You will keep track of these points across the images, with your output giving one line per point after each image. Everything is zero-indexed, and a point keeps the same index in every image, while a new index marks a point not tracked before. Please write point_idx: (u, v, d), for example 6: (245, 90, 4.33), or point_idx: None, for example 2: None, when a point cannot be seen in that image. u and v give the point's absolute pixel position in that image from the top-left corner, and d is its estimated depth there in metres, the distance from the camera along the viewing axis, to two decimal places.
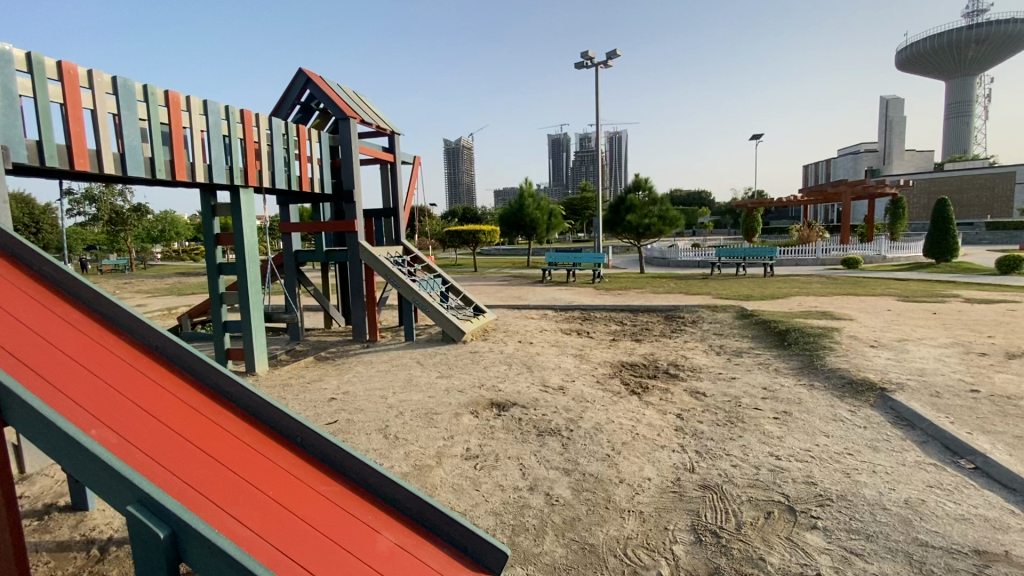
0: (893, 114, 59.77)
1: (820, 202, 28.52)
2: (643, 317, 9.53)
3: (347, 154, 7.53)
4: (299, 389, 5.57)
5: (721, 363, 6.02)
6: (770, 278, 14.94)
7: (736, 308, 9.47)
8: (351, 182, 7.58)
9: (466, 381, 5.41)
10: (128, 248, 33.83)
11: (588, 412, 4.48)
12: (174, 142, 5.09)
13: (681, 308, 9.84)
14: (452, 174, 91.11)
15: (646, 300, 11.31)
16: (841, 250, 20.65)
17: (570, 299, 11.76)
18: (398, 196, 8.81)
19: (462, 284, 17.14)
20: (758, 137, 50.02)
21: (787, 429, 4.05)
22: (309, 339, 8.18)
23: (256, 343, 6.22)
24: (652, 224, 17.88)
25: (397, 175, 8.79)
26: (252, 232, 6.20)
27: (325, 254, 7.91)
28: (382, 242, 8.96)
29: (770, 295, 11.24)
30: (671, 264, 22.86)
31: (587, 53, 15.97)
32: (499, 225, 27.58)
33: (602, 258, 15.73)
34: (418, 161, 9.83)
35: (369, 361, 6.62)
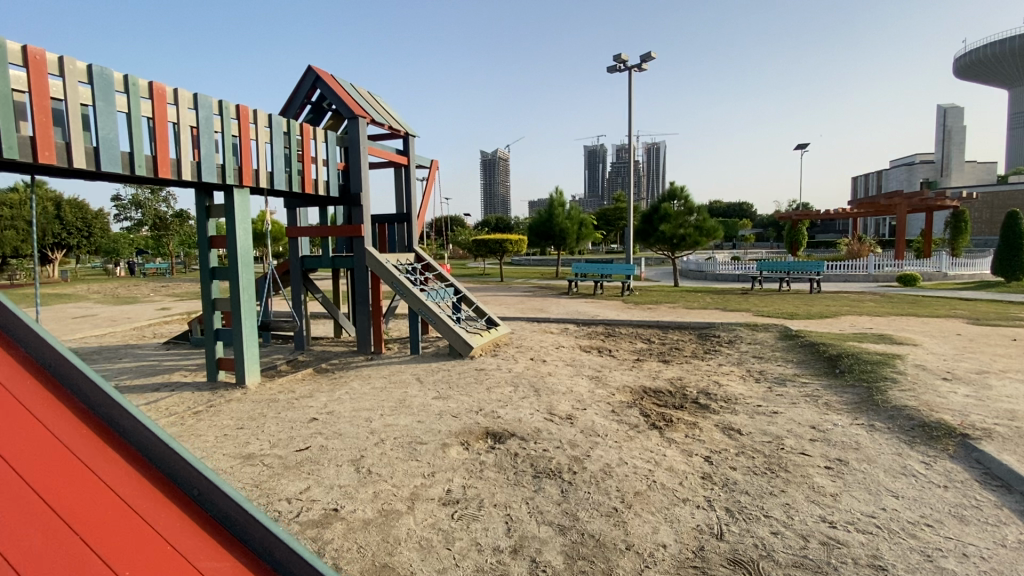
0: (952, 124, 56.29)
1: (871, 214, 26.73)
2: (673, 335, 8.72)
3: (355, 154, 7.12)
4: (285, 405, 5.10)
5: (760, 393, 5.20)
6: (816, 295, 13.78)
7: (778, 327, 8.54)
8: (359, 184, 7.13)
9: (463, 404, 4.81)
10: (172, 253, 35.21)
11: (598, 449, 3.79)
12: (157, 138, 4.82)
13: (716, 326, 8.96)
14: (487, 185, 91.75)
15: (678, 315, 10.45)
16: (896, 266, 19.08)
17: (596, 312, 11.03)
18: (411, 201, 8.35)
19: (486, 293, 16.64)
20: (803, 146, 46.74)
21: (844, 485, 3.25)
22: (313, 350, 7.76)
23: (247, 354, 5.81)
24: (687, 235, 16.94)
25: (411, 179, 8.34)
26: (246, 235, 5.82)
27: (331, 259, 7.46)
28: (394, 249, 8.51)
29: (816, 313, 10.21)
30: (708, 277, 21.70)
31: (621, 56, 15.33)
32: (528, 235, 27.02)
33: (633, 269, 14.90)
34: (435, 165, 9.39)
35: (367, 376, 6.12)
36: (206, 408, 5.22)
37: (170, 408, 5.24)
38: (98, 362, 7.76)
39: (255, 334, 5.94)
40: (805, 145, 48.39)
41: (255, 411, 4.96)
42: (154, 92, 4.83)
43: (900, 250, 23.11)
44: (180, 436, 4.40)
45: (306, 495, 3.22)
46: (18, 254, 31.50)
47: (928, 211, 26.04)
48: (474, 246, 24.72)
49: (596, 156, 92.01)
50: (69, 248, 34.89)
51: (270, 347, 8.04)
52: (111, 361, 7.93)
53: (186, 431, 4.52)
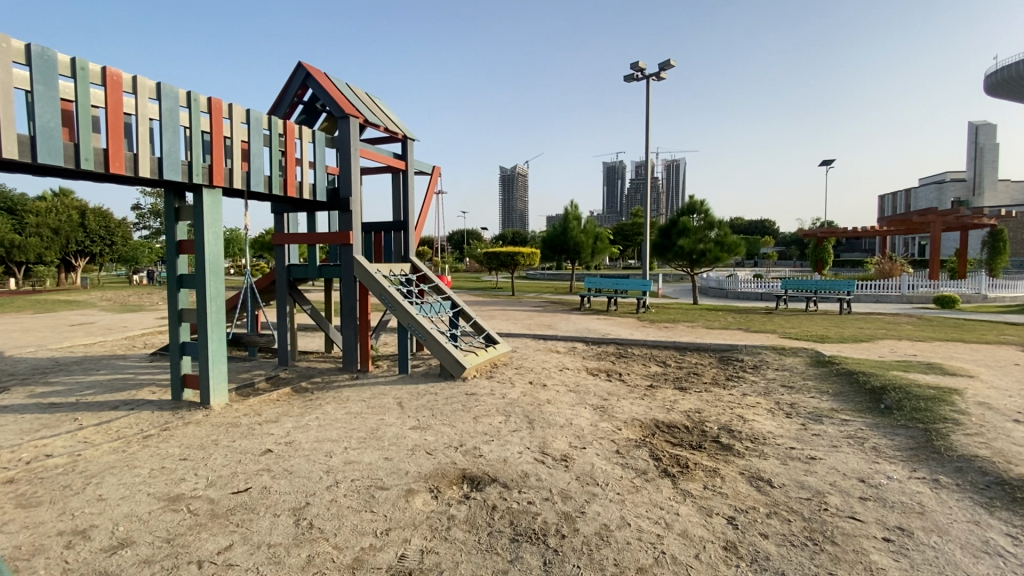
0: (985, 141, 54.38)
1: (903, 232, 25.50)
2: (690, 358, 7.95)
3: (346, 157, 6.56)
4: (245, 431, 4.50)
5: (793, 433, 4.42)
6: (847, 316, 12.82)
7: (809, 352, 7.71)
8: (349, 189, 6.56)
9: (443, 437, 4.15)
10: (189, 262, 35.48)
11: (594, 504, 3.09)
12: (110, 130, 4.36)
13: (739, 350, 8.17)
14: (505, 200, 91.70)
15: (697, 336, 9.65)
16: (932, 287, 17.93)
17: (607, 330, 10.29)
18: (408, 208, 7.77)
19: (495, 308, 16.02)
20: (827, 162, 45.34)
21: (913, 568, 2.48)
22: (297, 366, 7.19)
23: (213, 372, 5.25)
24: (707, 251, 16.11)
25: (409, 185, 7.77)
26: (216, 240, 5.29)
27: (318, 269, 6.92)
28: (390, 260, 7.93)
29: (851, 336, 9.31)
30: (729, 296, 20.74)
31: (638, 64, 14.73)
32: (542, 249, 26.40)
33: (649, 285, 14.12)
34: (437, 171, 8.82)
35: (345, 398, 5.51)
36: (159, 431, 4.65)
37: (120, 431, 4.68)
38: (71, 375, 7.29)
39: (224, 349, 5.38)
40: (831, 161, 47.10)
41: (209, 438, 4.37)
42: (108, 79, 4.34)
43: (934, 270, 21.84)
44: (114, 467, 3.83)
45: (223, 556, 2.59)
46: (42, 260, 32.03)
47: (964, 230, 24.70)
48: (486, 259, 24.18)
49: (615, 172, 91.44)
50: (91, 256, 35.44)
51: (253, 362, 7.50)
52: (85, 373, 7.46)
53: (125, 461, 3.94)
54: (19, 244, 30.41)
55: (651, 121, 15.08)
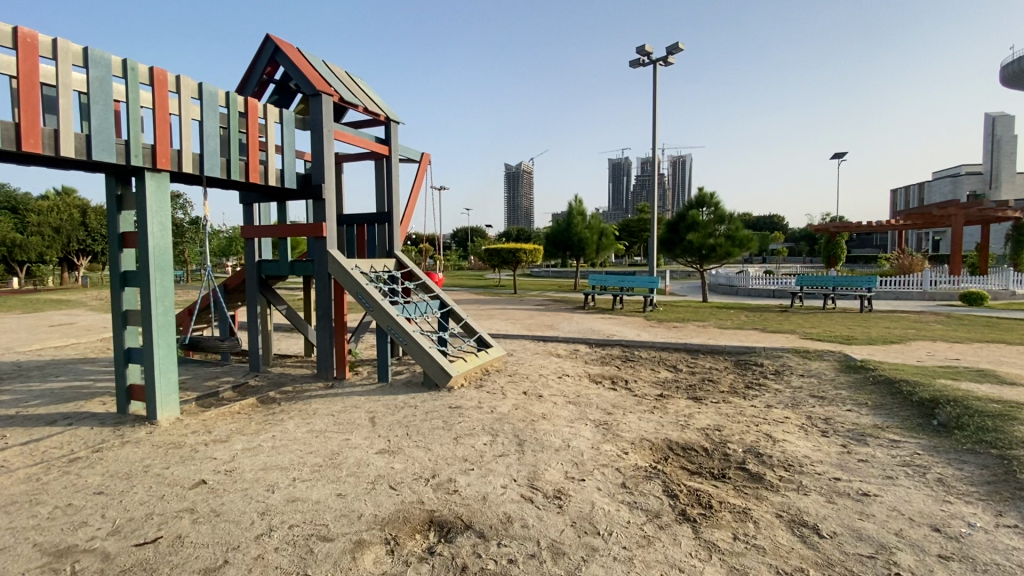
0: (1002, 133, 52.88)
1: (920, 226, 24.54)
2: (704, 362, 7.22)
3: (318, 139, 5.87)
4: (186, 454, 3.84)
5: (835, 459, 3.69)
6: (869, 315, 12.01)
7: (836, 355, 6.96)
8: (322, 175, 5.86)
9: (414, 464, 3.45)
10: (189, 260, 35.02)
11: (594, 566, 2.38)
12: (23, 101, 3.66)
13: (758, 353, 7.43)
14: (510, 198, 91.09)
15: (710, 336, 8.92)
16: (953, 283, 17.07)
17: (613, 330, 9.58)
18: (393, 198, 7.09)
19: (495, 306, 15.32)
20: (839, 156, 44.30)
21: None
22: (270, 372, 6.54)
23: (160, 383, 4.61)
24: (718, 245, 15.31)
25: (393, 173, 7.08)
26: (163, 231, 4.62)
27: (291, 264, 6.26)
28: (374, 255, 7.27)
29: (878, 337, 8.55)
30: (739, 292, 19.83)
31: (644, 49, 13.97)
32: (546, 245, 25.65)
33: (657, 282, 13.32)
34: (427, 159, 8.10)
35: (314, 412, 4.84)
36: (89, 453, 3.99)
37: (45, 453, 4.02)
38: (24, 382, 6.65)
39: (174, 356, 4.73)
40: (843, 155, 46.09)
41: (141, 463, 3.70)
42: (19, 41, 3.64)
43: (954, 265, 20.92)
44: (14, 503, 3.16)
45: None
46: (42, 259, 31.69)
47: (985, 224, 23.72)
48: (488, 256, 23.46)
49: (620, 168, 90.27)
50: (92, 254, 35.08)
51: (223, 368, 6.84)
52: (41, 379, 6.83)
53: (31, 494, 3.28)
54: (19, 243, 30.02)
55: (657, 109, 14.35)
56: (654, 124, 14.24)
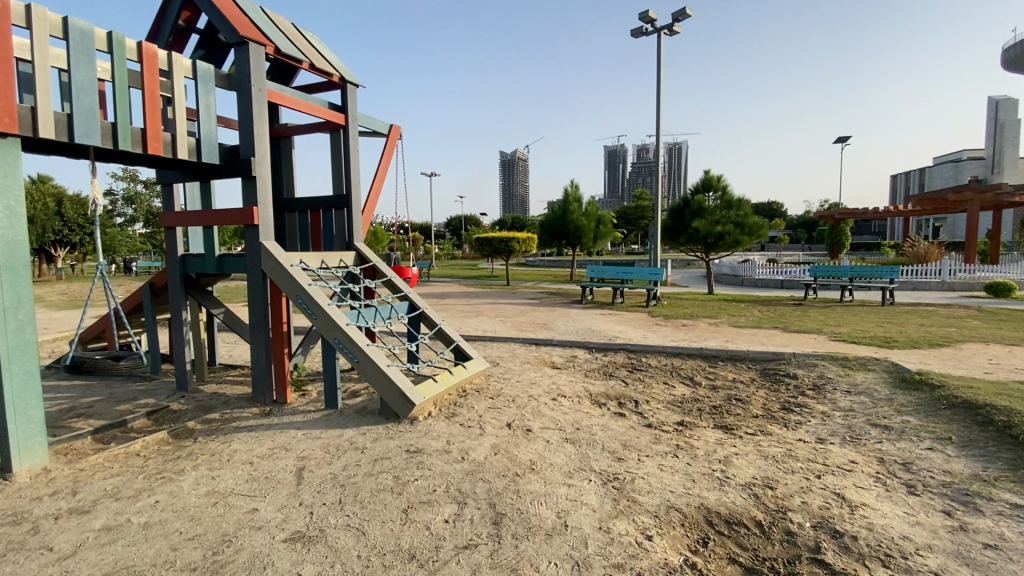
0: (1005, 117, 51.71)
1: (932, 212, 23.43)
2: (725, 373, 6.10)
3: (246, 100, 4.59)
4: (17, 541, 2.69)
5: (949, 542, 2.56)
6: (896, 310, 10.90)
7: (883, 365, 5.84)
8: (251, 147, 4.61)
9: (332, 567, 2.31)
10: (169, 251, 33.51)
11: None
12: None
13: (787, 361, 6.31)
14: (506, 186, 89.67)
15: (726, 337, 7.81)
16: (971, 272, 16.07)
17: (614, 330, 8.44)
18: (350, 179, 5.85)
19: (485, 300, 14.14)
20: (842, 140, 43.14)
21: None
22: (199, 391, 5.35)
23: (14, 423, 3.43)
24: (725, 233, 14.13)
25: (351, 146, 5.83)
26: (9, 218, 3.39)
27: (218, 259, 5.02)
28: (331, 248, 6.03)
29: (919, 339, 7.44)
30: (745, 284, 18.92)
31: (648, 16, 12.67)
32: (540, 234, 24.37)
33: (661, 274, 12.22)
34: (397, 131, 6.81)
35: (230, 456, 3.68)
36: None
37: None
38: None
39: (37, 387, 3.53)
40: (845, 140, 44.86)
41: None
42: None
43: (970, 253, 19.85)
44: None
45: None
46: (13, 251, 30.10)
47: (999, 210, 22.66)
48: (479, 246, 22.15)
49: (616, 155, 88.45)
50: (71, 245, 33.52)
51: (146, 386, 5.65)
52: None
53: None
54: None
55: (661, 83, 13.08)
56: (657, 100, 12.97)
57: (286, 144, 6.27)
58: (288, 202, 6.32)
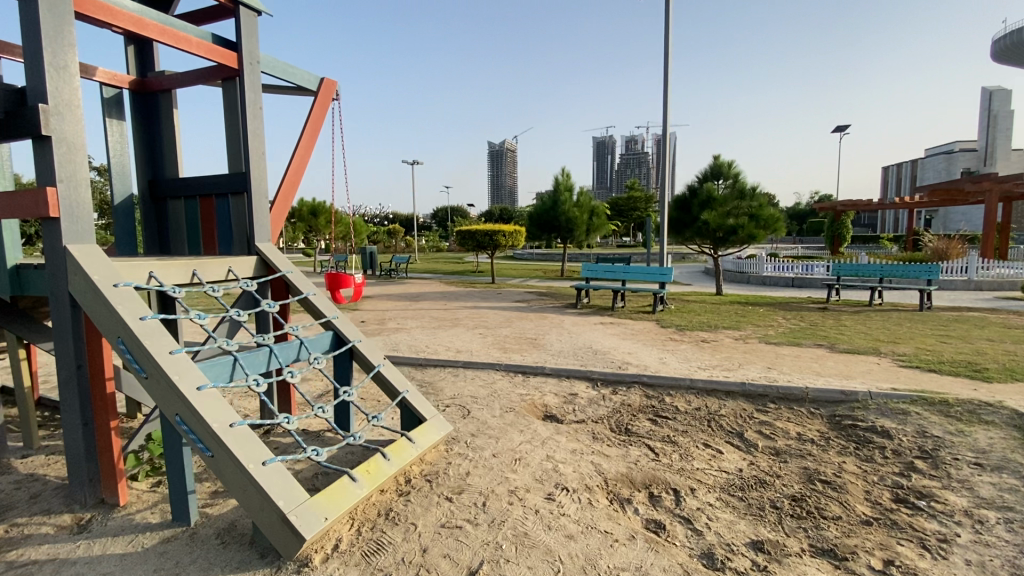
0: (998, 108, 50.97)
1: (943, 204, 22.15)
2: (785, 428, 4.41)
3: (28, 6, 2.69)
4: None
5: None
6: (943, 318, 9.36)
7: (1004, 415, 4.22)
8: (40, 88, 2.73)
9: None
10: None
11: None
12: None
13: (864, 407, 4.65)
14: (494, 177, 87.68)
15: (765, 362, 6.11)
16: (1006, 267, 14.52)
17: (623, 349, 6.70)
18: (250, 150, 3.98)
19: (466, 301, 12.36)
20: (840, 129, 41.96)
21: None
22: (9, 472, 3.51)
23: None
24: (739, 227, 12.49)
25: (250, 102, 3.96)
26: None
27: (14, 274, 3.14)
28: (229, 253, 4.20)
29: (1012, 364, 5.84)
30: (752, 282, 17.37)
31: None
32: (528, 226, 22.63)
33: (669, 275, 10.49)
34: (332, 85, 4.94)
35: None
36: None
37: None
38: None
39: None
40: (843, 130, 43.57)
41: None
42: None
43: (988, 248, 18.58)
44: None
45: None
46: None
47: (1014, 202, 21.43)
48: (463, 239, 20.23)
49: (606, 144, 86.47)
50: None
51: None
52: None
53: None
54: None
55: (667, 52, 11.25)
56: (663, 69, 11.09)
57: (167, 100, 4.43)
58: (171, 185, 4.44)
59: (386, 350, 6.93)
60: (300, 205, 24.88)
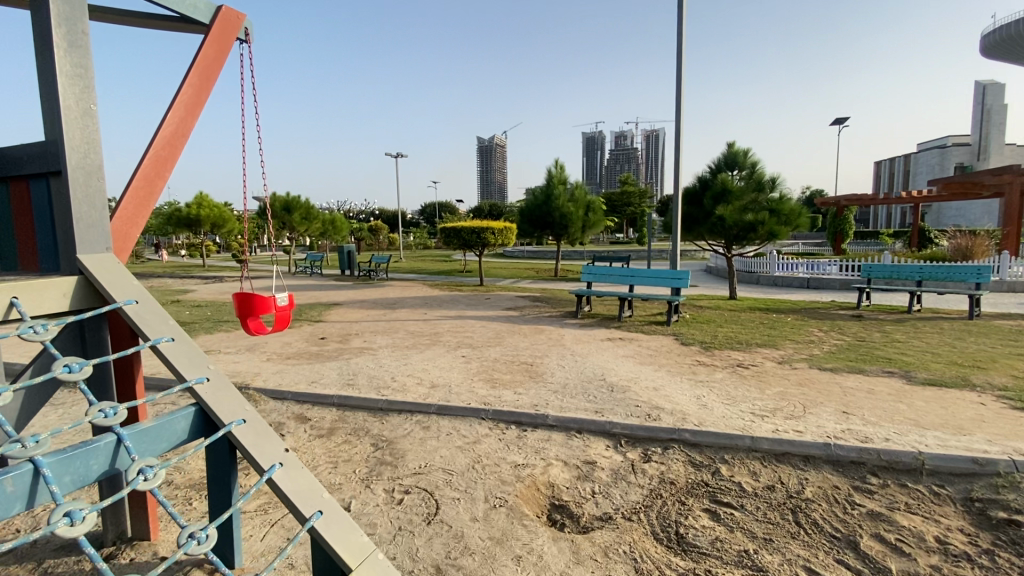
0: (993, 102, 50.38)
1: (956, 197, 20.92)
2: (911, 526, 2.96)
3: None
4: None
5: None
6: (1008, 330, 7.97)
7: None
8: None
9: None
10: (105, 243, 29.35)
11: None
12: None
13: (1014, 489, 3.22)
14: (484, 172, 85.88)
15: (835, 402, 4.66)
16: None
17: (645, 381, 5.22)
18: (66, 100, 2.38)
19: (449, 309, 10.77)
20: (838, 122, 40.97)
21: None
22: None
23: None
24: (758, 222, 11.06)
25: (64, 18, 2.36)
26: None
27: None
28: (51, 269, 2.63)
29: None
30: (762, 284, 16.00)
31: None
32: (519, 222, 21.08)
33: (686, 279, 9.03)
34: (237, 17, 3.37)
35: None
36: None
37: None
38: None
39: None
40: (843, 122, 42.56)
41: None
42: None
43: (1011, 245, 17.33)
44: None
45: None
46: None
47: None
48: (448, 237, 18.61)
49: (597, 139, 85.01)
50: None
51: None
52: None
53: None
54: None
55: (683, 20, 9.77)
56: (678, 40, 9.55)
57: None
58: None
59: (341, 381, 5.39)
60: (274, 200, 23.07)
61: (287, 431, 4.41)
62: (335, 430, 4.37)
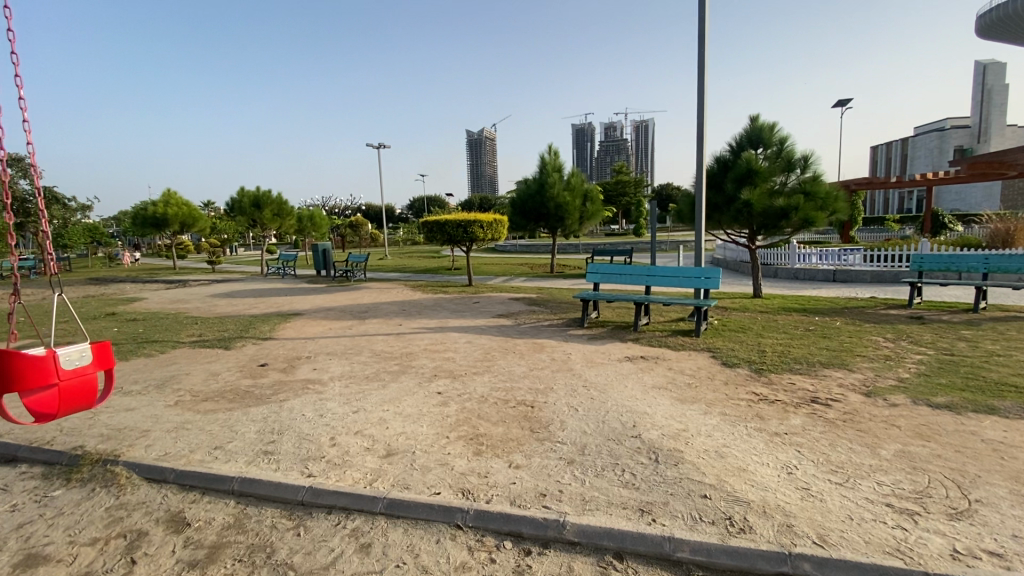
0: (994, 83, 49.01)
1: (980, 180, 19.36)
2: None
3: None
4: None
5: None
6: None
7: None
8: None
9: None
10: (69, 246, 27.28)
11: None
12: None
13: None
14: (474, 165, 83.80)
15: (1002, 476, 3.02)
16: None
17: (699, 439, 3.57)
18: None
19: (430, 318, 9.08)
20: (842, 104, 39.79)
21: None
22: None
23: None
24: (794, 207, 9.46)
25: None
26: None
27: None
28: None
29: None
30: (783, 277, 14.41)
31: None
32: (510, 214, 19.37)
33: (717, 279, 7.38)
34: None
35: None
36: None
37: None
38: None
39: None
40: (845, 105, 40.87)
41: None
42: None
43: None
44: None
45: None
46: None
47: None
48: (431, 233, 16.84)
49: (588, 129, 82.99)
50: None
51: None
52: None
53: None
54: None
55: None
56: None
57: None
58: None
59: (257, 448, 3.69)
60: (243, 195, 21.16)
61: (145, 551, 2.73)
62: (218, 551, 2.68)
